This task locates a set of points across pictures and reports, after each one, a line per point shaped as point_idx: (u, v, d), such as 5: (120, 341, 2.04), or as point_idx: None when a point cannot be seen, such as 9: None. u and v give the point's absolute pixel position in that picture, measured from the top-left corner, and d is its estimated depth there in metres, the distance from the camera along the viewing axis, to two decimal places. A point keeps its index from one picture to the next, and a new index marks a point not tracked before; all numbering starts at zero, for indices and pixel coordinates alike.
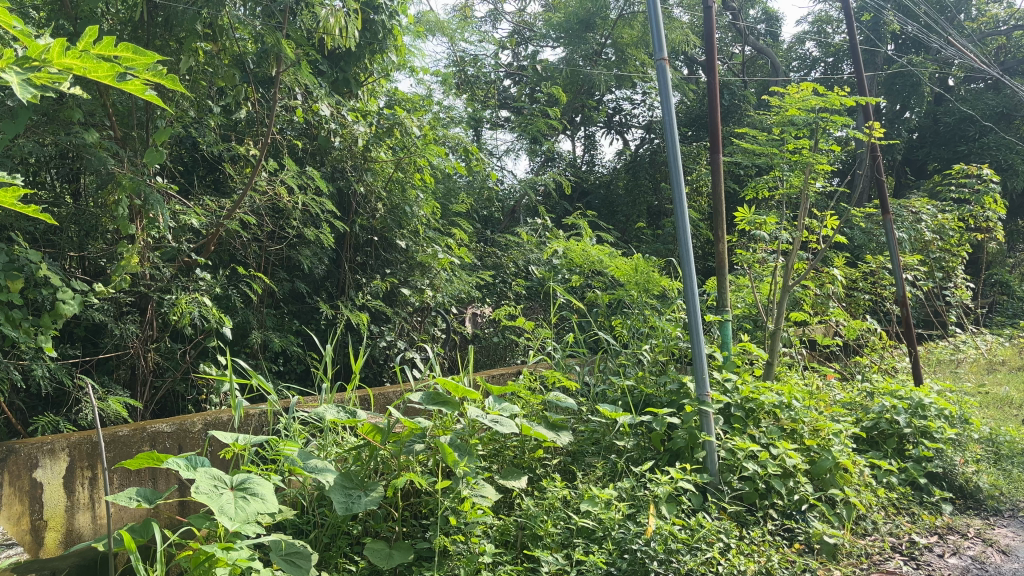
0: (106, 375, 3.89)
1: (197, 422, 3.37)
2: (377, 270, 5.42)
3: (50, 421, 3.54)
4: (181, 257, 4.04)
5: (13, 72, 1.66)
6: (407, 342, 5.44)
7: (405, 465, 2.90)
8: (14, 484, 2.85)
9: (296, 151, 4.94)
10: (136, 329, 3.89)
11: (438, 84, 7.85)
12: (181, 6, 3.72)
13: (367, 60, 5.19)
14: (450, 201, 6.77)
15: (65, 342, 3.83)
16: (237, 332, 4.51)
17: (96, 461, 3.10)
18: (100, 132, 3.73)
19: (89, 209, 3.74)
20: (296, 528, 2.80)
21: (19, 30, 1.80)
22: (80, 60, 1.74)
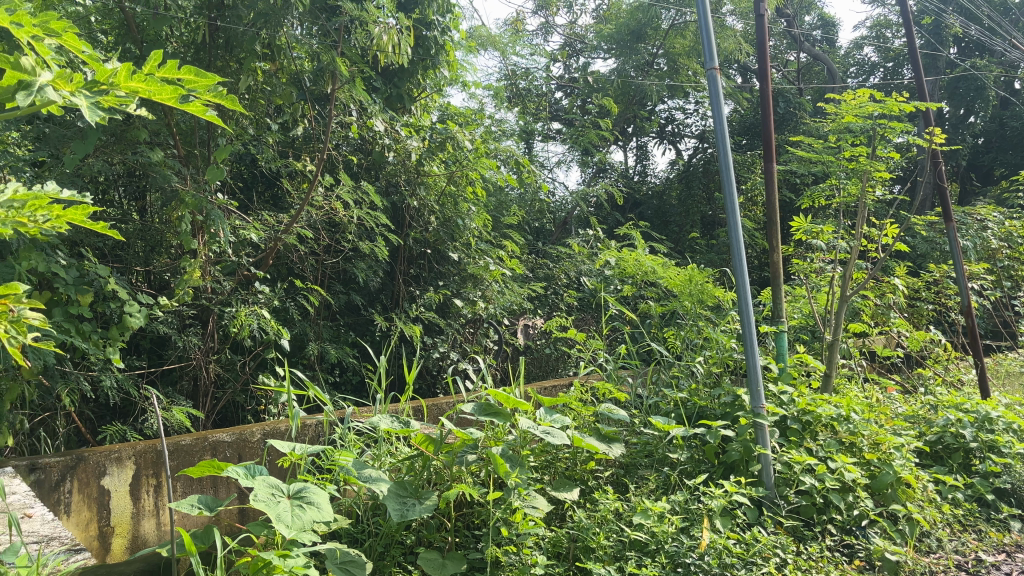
0: (169, 386, 4.01)
1: (256, 432, 3.46)
2: (430, 282, 5.46)
3: (117, 431, 3.69)
4: (240, 271, 4.16)
5: (80, 97, 1.79)
6: (459, 353, 5.48)
7: (457, 476, 2.93)
8: (83, 491, 2.99)
9: (351, 166, 5.05)
10: (198, 341, 4.01)
11: (490, 97, 7.92)
12: (240, 28, 3.85)
13: (420, 76, 5.28)
14: (501, 213, 6.81)
15: (132, 354, 3.99)
16: (294, 344, 4.61)
17: (160, 469, 3.20)
18: (165, 151, 3.88)
19: (153, 225, 3.88)
20: (351, 538, 2.83)
21: (90, 54, 1.92)
22: (145, 84, 1.84)
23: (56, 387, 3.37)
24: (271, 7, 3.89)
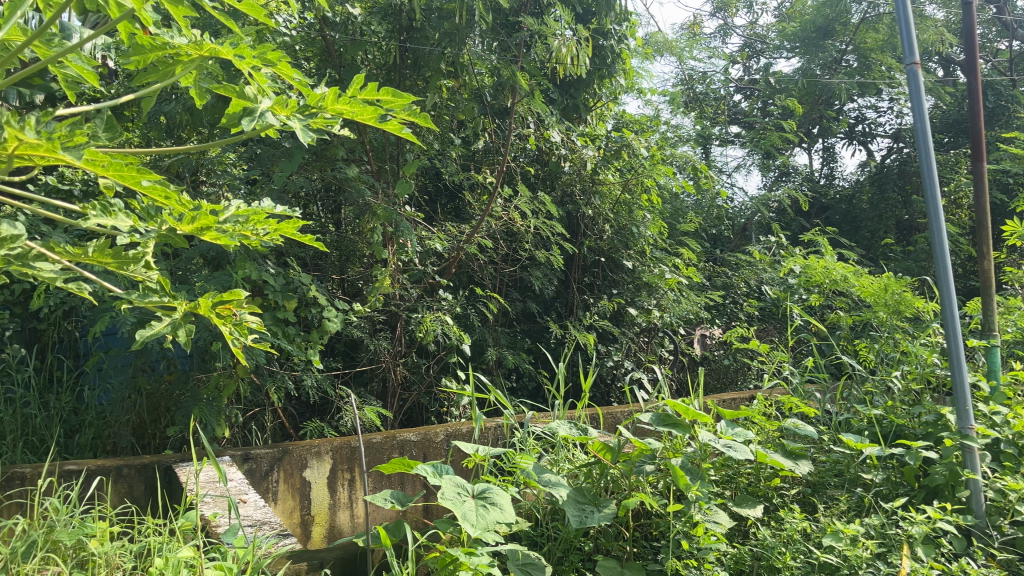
0: (361, 386, 4.29)
1: (439, 433, 3.68)
2: (604, 290, 5.47)
3: (316, 427, 3.99)
4: (426, 279, 4.37)
5: (295, 120, 2.00)
6: (634, 362, 5.45)
7: (635, 485, 2.90)
8: (288, 481, 3.33)
9: (528, 176, 5.18)
10: (388, 345, 4.26)
11: (666, 104, 7.83)
12: (426, 48, 4.07)
13: (596, 86, 5.32)
14: (677, 221, 6.70)
15: (329, 356, 4.31)
16: (474, 349, 4.78)
17: (354, 465, 3.47)
18: (359, 167, 4.15)
19: (348, 236, 4.18)
20: (531, 540, 2.89)
21: (300, 81, 2.14)
22: (349, 105, 2.02)
23: (265, 384, 3.71)
24: (456, 26, 4.06)
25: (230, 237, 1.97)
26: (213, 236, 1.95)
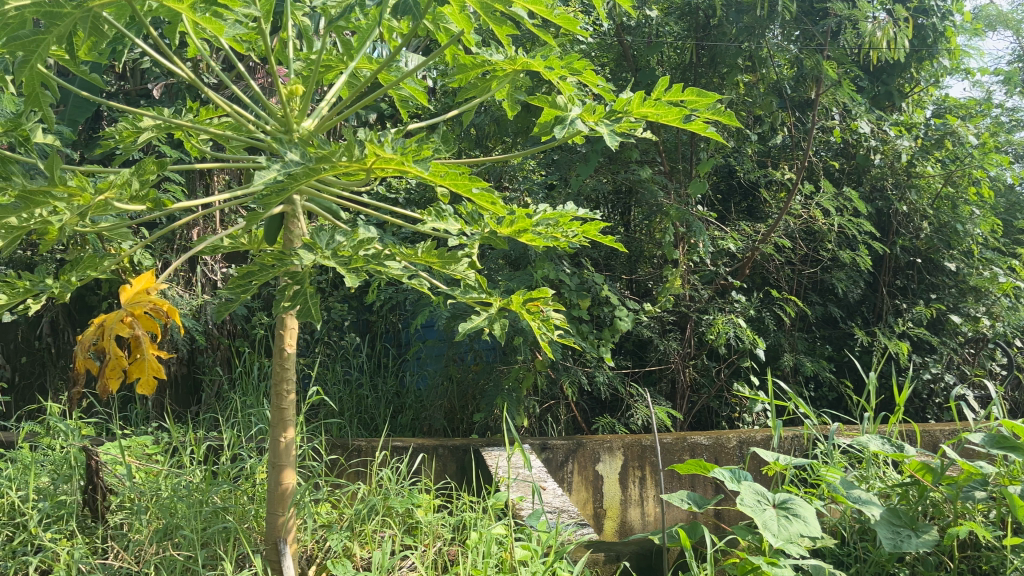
0: (650, 386, 4.32)
1: (732, 438, 3.62)
2: (920, 295, 4.94)
3: (608, 423, 4.08)
4: (718, 280, 4.29)
5: (602, 126, 2.06)
6: (956, 376, 4.85)
7: (961, 513, 2.63)
8: (582, 473, 3.47)
9: (832, 172, 4.85)
10: (678, 346, 4.23)
11: (1000, 83, 6.88)
12: (724, 44, 4.03)
13: (914, 69, 4.83)
14: (1014, 217, 5.85)
15: (619, 354, 4.40)
16: (768, 354, 4.58)
17: (645, 463, 3.52)
18: (653, 168, 4.19)
19: (638, 237, 4.25)
20: (836, 559, 2.71)
21: (604, 87, 2.22)
22: (654, 108, 2.05)
23: (560, 378, 3.90)
24: (756, 18, 3.96)
25: (544, 238, 2.10)
26: (530, 238, 2.08)
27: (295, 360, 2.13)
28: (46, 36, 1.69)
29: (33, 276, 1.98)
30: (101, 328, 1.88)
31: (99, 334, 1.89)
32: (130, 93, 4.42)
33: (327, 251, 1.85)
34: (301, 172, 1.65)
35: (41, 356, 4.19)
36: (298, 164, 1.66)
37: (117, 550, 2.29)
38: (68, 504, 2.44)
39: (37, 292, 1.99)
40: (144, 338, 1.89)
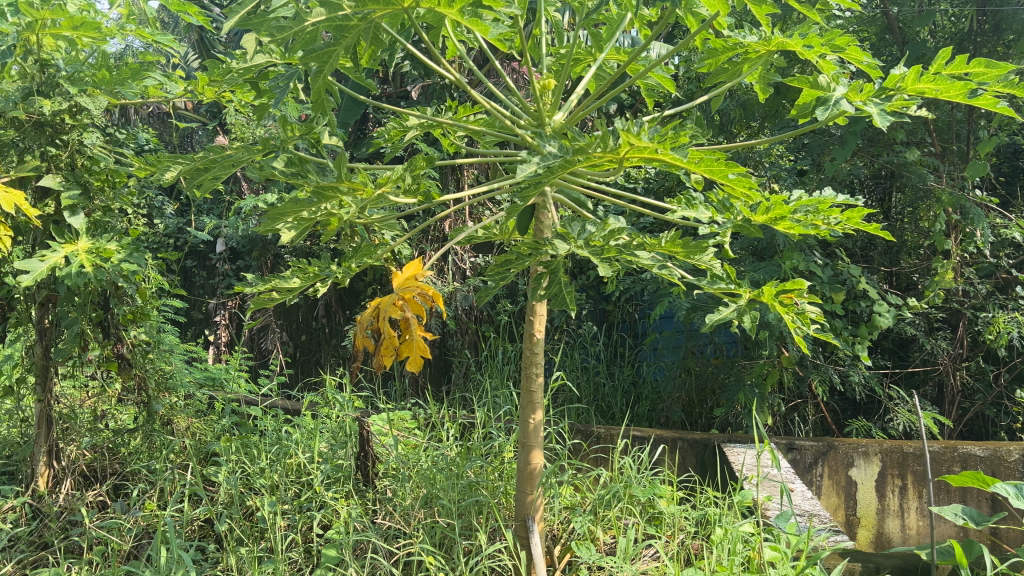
0: (913, 389, 3.95)
1: (1013, 451, 3.21)
2: None
3: (862, 425, 3.80)
4: (999, 273, 3.82)
5: (870, 105, 1.91)
6: None
7: None
8: (833, 477, 3.28)
9: None
10: (947, 346, 3.83)
11: None
12: (1012, 7, 3.58)
13: None
14: None
15: (876, 353, 4.07)
16: None
17: (906, 472, 3.22)
18: (921, 149, 3.82)
19: (901, 225, 3.90)
20: None
21: (871, 65, 2.06)
22: (932, 83, 1.86)
23: (809, 376, 3.69)
24: None
25: (804, 227, 1.99)
26: (788, 226, 1.98)
27: (544, 345, 2.19)
28: (336, 47, 1.86)
29: (320, 262, 2.21)
30: (377, 311, 2.06)
31: (375, 316, 2.08)
32: (391, 95, 4.78)
33: (580, 240, 1.89)
34: (558, 165, 1.68)
35: (317, 334, 4.68)
36: (557, 158, 1.69)
37: (385, 512, 2.52)
38: (344, 467, 2.71)
39: (323, 277, 2.22)
40: (413, 320, 2.05)
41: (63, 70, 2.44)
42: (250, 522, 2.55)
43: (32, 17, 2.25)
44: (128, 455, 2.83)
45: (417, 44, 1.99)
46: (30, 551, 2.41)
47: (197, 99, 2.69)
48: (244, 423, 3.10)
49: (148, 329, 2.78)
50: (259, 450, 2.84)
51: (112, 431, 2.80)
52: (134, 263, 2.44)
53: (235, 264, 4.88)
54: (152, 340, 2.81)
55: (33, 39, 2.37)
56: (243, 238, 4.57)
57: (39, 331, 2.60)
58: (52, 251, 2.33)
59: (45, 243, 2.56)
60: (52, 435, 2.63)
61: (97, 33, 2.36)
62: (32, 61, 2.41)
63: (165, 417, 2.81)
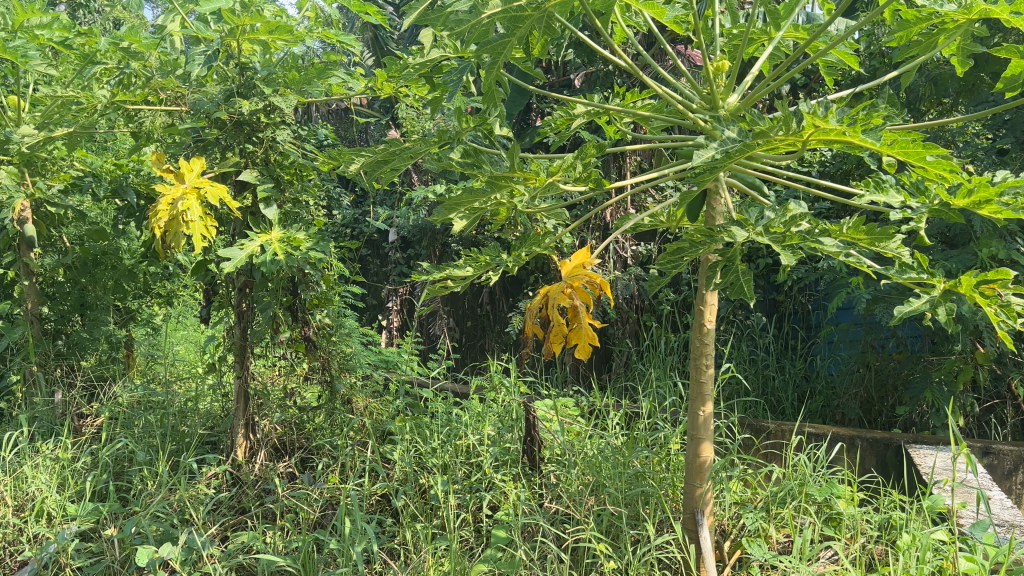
0: None
1: None
2: None
3: None
4: None
5: None
6: None
7: None
8: None
9: None
10: None
11: None
12: None
13: None
14: None
15: None
16: None
17: None
18: None
19: None
20: None
21: None
22: None
23: (1009, 375, 3.37)
24: None
25: (1014, 210, 1.76)
26: (994, 210, 1.78)
27: (715, 335, 2.10)
28: (511, 38, 1.88)
29: (492, 251, 2.25)
30: (546, 298, 2.07)
31: (544, 304, 2.08)
32: (554, 84, 4.79)
33: (760, 227, 1.82)
34: (737, 149, 1.62)
35: (482, 321, 4.80)
36: (736, 142, 1.62)
37: (553, 496, 2.57)
38: (512, 451, 2.77)
39: (495, 265, 2.27)
40: (582, 308, 2.04)
41: (258, 72, 2.63)
42: (424, 499, 2.66)
43: (234, 23, 2.44)
44: (314, 430, 3.04)
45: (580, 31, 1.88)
46: (231, 514, 2.65)
47: (375, 95, 2.81)
48: (417, 405, 3.24)
49: (331, 313, 2.96)
50: (431, 431, 2.95)
51: (299, 407, 3.01)
52: (321, 251, 2.60)
53: (405, 253, 5.10)
54: (335, 324, 2.99)
55: (234, 44, 2.57)
56: (413, 228, 4.75)
57: (238, 313, 2.83)
58: (251, 240, 2.53)
59: (243, 233, 2.79)
60: (249, 409, 2.87)
61: (289, 36, 2.53)
62: (233, 64, 2.63)
63: (345, 396, 2.98)
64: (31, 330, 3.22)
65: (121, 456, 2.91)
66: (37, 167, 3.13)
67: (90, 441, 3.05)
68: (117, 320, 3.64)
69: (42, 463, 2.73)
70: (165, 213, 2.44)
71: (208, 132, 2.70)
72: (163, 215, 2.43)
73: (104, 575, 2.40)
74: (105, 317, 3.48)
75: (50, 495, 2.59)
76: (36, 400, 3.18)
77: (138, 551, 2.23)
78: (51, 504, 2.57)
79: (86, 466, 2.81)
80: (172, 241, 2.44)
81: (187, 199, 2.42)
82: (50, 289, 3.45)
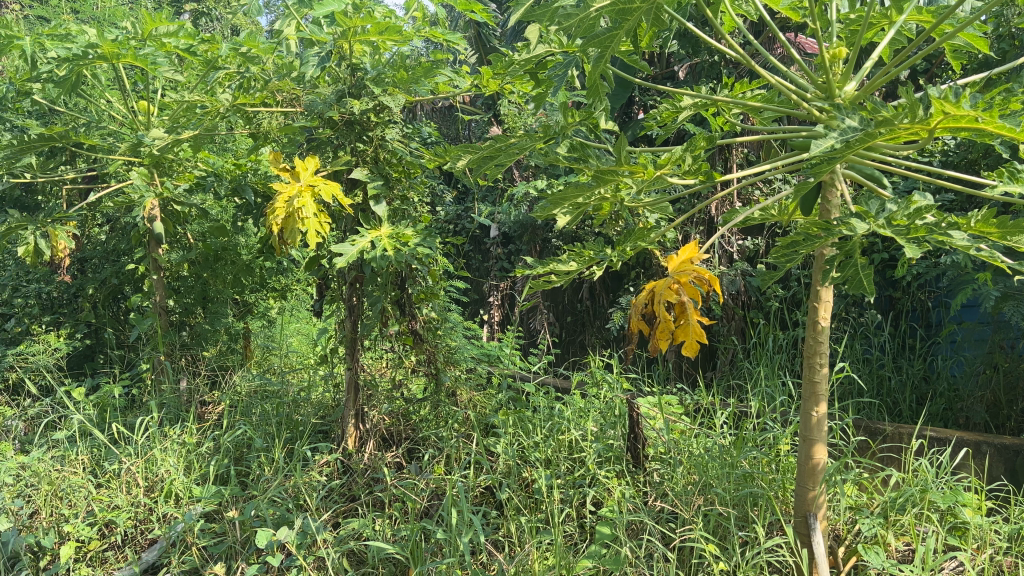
0: None
1: None
2: None
3: None
4: None
5: None
6: None
7: None
8: None
9: None
10: None
11: None
12: None
13: None
14: None
15: None
16: None
17: None
18: None
19: None
20: None
21: None
22: None
23: None
24: None
25: None
26: None
27: (829, 333, 2.01)
28: (618, 31, 1.82)
29: (596, 246, 2.23)
30: (652, 294, 2.04)
31: (650, 299, 2.05)
32: (657, 76, 4.70)
33: (881, 220, 1.74)
34: (858, 139, 1.53)
35: (582, 316, 4.78)
36: (856, 131, 1.54)
37: (658, 495, 2.54)
38: (615, 447, 2.75)
39: (599, 260, 2.24)
40: (689, 304, 2.00)
41: (369, 72, 2.70)
42: (528, 492, 2.69)
43: (346, 26, 2.51)
44: (419, 422, 3.10)
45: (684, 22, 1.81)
46: (342, 501, 2.74)
47: (480, 92, 2.84)
48: (520, 399, 3.26)
49: (436, 307, 3.02)
50: (534, 425, 2.96)
51: (405, 399, 3.08)
52: (428, 247, 2.65)
53: (506, 248, 5.14)
54: (441, 318, 3.04)
55: (346, 46, 2.65)
56: (515, 223, 4.78)
57: (348, 307, 2.93)
58: (361, 237, 2.60)
59: (354, 229, 2.88)
60: (358, 400, 2.96)
61: (399, 36, 2.58)
62: (345, 65, 2.71)
63: (450, 388, 3.02)
64: (158, 322, 3.42)
65: (240, 442, 3.06)
66: (165, 168, 3.31)
67: (212, 427, 3.21)
68: (235, 313, 3.82)
69: (170, 447, 2.90)
70: (282, 211, 2.52)
71: (321, 132, 2.80)
72: (281, 213, 2.52)
73: (227, 555, 2.54)
74: (224, 310, 3.67)
75: (178, 477, 2.76)
76: (163, 388, 3.37)
77: (259, 534, 2.35)
78: (179, 486, 2.73)
79: (209, 451, 2.97)
80: (289, 238, 2.53)
81: (302, 198, 2.50)
82: (175, 283, 3.65)
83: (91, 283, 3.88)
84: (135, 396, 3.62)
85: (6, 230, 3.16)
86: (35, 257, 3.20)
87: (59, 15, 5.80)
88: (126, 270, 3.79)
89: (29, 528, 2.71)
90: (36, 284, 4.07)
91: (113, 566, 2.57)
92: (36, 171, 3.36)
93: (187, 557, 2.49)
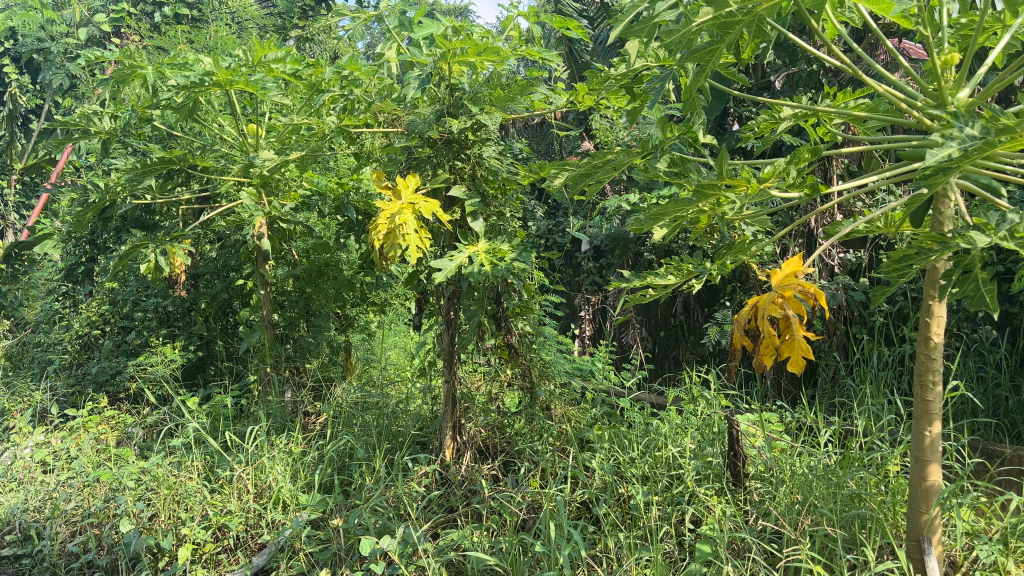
0: None
1: None
2: None
3: None
4: None
5: None
6: None
7: None
8: None
9: None
10: None
11: None
12: None
13: None
14: None
15: None
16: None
17: None
18: None
19: None
20: None
21: None
22: None
23: None
24: None
25: None
26: None
27: (943, 350, 1.92)
28: (719, 45, 1.79)
29: (695, 260, 2.18)
30: (755, 309, 1.99)
31: (754, 314, 2.01)
32: (752, 87, 4.62)
33: (1001, 231, 1.65)
34: (977, 148, 1.46)
35: (675, 331, 4.71)
36: (976, 139, 1.46)
37: (761, 514, 2.48)
38: (714, 465, 2.70)
39: (697, 274, 2.19)
40: (794, 319, 1.94)
41: (466, 92, 2.75)
42: (625, 508, 2.68)
43: (445, 47, 2.56)
44: (514, 434, 3.15)
45: (787, 32, 1.76)
46: (441, 512, 2.80)
47: (575, 108, 2.88)
48: (615, 414, 3.20)
49: (532, 321, 3.02)
50: (630, 441, 2.92)
51: (501, 412, 3.14)
52: (524, 261, 2.67)
53: (597, 261, 5.15)
54: (536, 332, 3.04)
55: (445, 67, 2.70)
56: (607, 237, 4.77)
57: (446, 321, 2.98)
58: (459, 252, 2.64)
59: (452, 245, 2.95)
60: (455, 413, 3.00)
61: (496, 56, 2.62)
62: (444, 86, 2.77)
63: (545, 402, 3.03)
64: (266, 335, 3.57)
65: (343, 452, 3.16)
66: (271, 187, 3.45)
67: (316, 437, 3.34)
68: (337, 327, 3.98)
69: (278, 455, 3.04)
70: (383, 227, 2.59)
71: (419, 150, 2.88)
72: (382, 229, 2.58)
73: (333, 562, 2.63)
74: (326, 324, 3.81)
75: (285, 485, 2.88)
76: (271, 398, 3.52)
77: (363, 542, 2.45)
78: (286, 493, 2.85)
79: (314, 460, 3.08)
80: (389, 253, 2.60)
81: (403, 215, 2.57)
82: (281, 298, 3.85)
83: (203, 298, 4.10)
84: (243, 406, 3.79)
85: (130, 250, 3.36)
86: (155, 273, 3.37)
87: (177, 46, 6.15)
88: (235, 284, 3.98)
89: (150, 529, 2.88)
90: (154, 298, 4.34)
91: (227, 568, 2.70)
92: (156, 193, 3.56)
93: (295, 562, 2.61)
